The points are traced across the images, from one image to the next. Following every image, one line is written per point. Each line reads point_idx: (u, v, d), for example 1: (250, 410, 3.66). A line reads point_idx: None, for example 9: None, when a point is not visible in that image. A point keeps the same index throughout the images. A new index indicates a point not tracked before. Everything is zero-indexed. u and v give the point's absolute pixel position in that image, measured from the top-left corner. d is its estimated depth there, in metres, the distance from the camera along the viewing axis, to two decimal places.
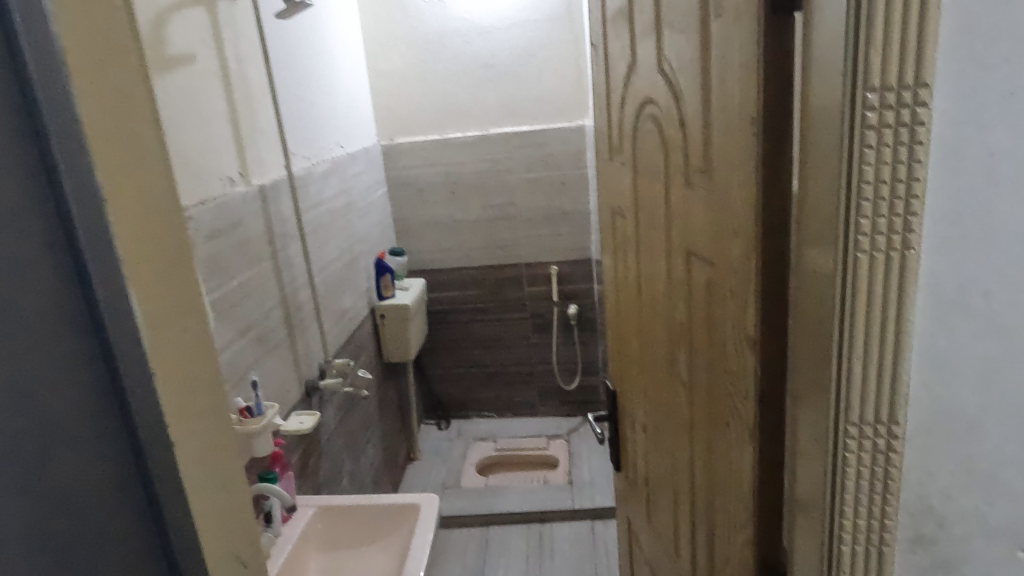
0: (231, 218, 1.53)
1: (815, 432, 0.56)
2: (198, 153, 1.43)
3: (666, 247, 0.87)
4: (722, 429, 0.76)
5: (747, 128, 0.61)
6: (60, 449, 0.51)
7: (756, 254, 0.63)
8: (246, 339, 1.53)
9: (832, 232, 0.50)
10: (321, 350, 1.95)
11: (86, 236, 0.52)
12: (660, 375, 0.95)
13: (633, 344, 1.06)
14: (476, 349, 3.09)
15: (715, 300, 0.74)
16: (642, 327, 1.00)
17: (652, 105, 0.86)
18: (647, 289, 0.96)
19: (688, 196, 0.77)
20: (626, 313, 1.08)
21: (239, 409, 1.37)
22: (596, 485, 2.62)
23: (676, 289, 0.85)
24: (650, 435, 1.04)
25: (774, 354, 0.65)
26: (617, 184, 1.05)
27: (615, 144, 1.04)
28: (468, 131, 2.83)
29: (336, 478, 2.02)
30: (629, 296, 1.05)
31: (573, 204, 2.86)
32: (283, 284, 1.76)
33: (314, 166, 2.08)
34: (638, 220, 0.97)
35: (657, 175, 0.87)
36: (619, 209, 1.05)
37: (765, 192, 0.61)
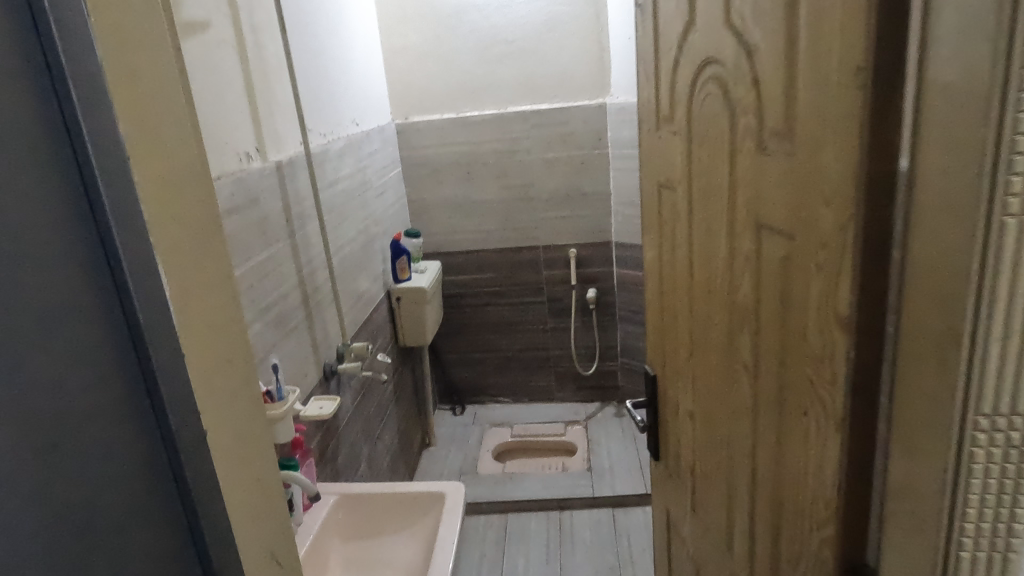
0: (248, 195, 1.47)
1: (930, 425, 0.50)
2: (214, 126, 1.37)
3: (727, 223, 0.81)
4: (798, 419, 0.70)
5: (848, 81, 0.55)
6: (91, 434, 0.46)
7: (854, 225, 0.56)
8: (264, 320, 1.47)
9: (966, 196, 0.44)
10: (338, 333, 1.89)
11: (109, 199, 0.48)
12: (714, 361, 0.89)
13: (680, 328, 1.00)
14: (491, 333, 3.04)
15: (794, 277, 0.67)
16: (694, 308, 0.94)
17: (714, 66, 0.79)
18: (701, 269, 0.90)
19: (762, 163, 0.70)
20: (672, 296, 1.02)
21: (260, 393, 1.30)
22: (616, 472, 2.57)
23: (739, 268, 0.79)
24: (699, 423, 0.98)
25: (872, 336, 0.58)
26: (664, 157, 0.98)
27: (662, 114, 0.97)
28: (485, 109, 2.75)
29: (353, 465, 1.97)
30: (677, 277, 0.99)
31: (593, 185, 2.78)
32: (300, 264, 1.70)
33: (330, 143, 2.01)
34: (692, 193, 0.90)
35: (718, 144, 0.80)
36: (666, 185, 0.99)
37: (869, 153, 0.54)
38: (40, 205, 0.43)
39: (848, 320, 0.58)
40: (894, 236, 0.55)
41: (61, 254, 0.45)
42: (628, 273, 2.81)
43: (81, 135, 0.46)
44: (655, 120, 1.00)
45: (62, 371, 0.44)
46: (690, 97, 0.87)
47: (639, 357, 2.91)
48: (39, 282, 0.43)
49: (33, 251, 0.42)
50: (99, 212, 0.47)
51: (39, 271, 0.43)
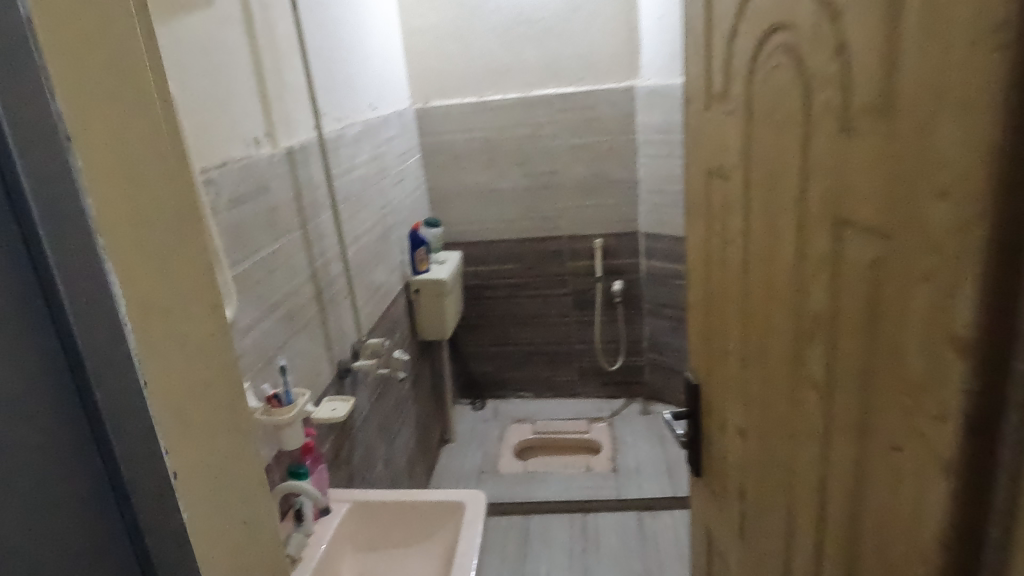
0: (257, 184, 1.38)
1: None
2: (219, 109, 1.27)
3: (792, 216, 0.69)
4: (886, 455, 0.58)
5: (982, 41, 0.43)
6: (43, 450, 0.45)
7: (983, 227, 0.44)
8: (272, 317, 1.38)
9: None
10: (354, 329, 1.80)
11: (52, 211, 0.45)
12: (771, 375, 0.78)
13: (730, 335, 0.89)
14: (513, 326, 2.94)
15: (889, 286, 0.55)
16: (750, 313, 0.82)
17: (784, 32, 0.67)
18: (756, 269, 0.79)
19: (847, 147, 0.59)
20: (721, 300, 0.91)
21: (266, 396, 1.21)
22: (643, 473, 2.46)
23: (808, 270, 0.67)
24: (751, 441, 0.87)
25: (998, 365, 0.46)
26: (715, 140, 0.86)
27: (711, 91, 0.86)
28: (508, 93, 2.62)
29: (369, 466, 1.88)
30: (727, 277, 0.88)
31: (621, 173, 2.65)
32: (312, 256, 1.60)
33: (346, 129, 1.91)
34: (751, 181, 0.78)
35: (786, 123, 0.68)
36: (716, 172, 0.87)
37: (1009, 135, 0.42)
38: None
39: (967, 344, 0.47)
40: None
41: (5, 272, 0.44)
42: (657, 265, 2.68)
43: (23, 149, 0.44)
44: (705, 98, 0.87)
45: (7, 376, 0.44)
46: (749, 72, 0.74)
47: (668, 352, 2.78)
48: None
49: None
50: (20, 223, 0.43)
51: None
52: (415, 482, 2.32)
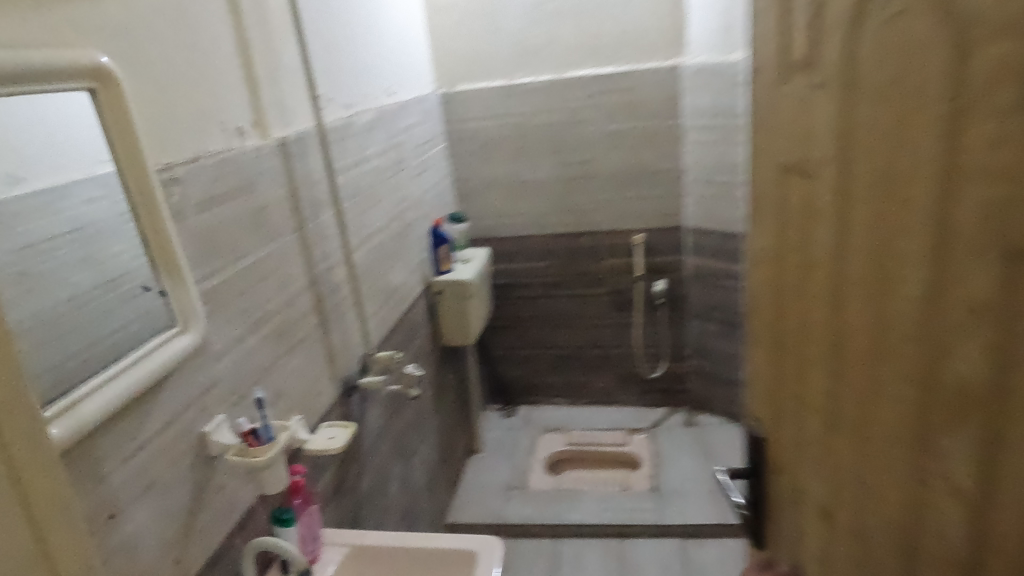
0: (241, 181, 1.19)
1: None
2: (190, 95, 1.09)
3: (915, 241, 0.55)
4: None
5: None
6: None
7: None
8: (257, 334, 1.20)
9: None
10: (361, 340, 1.62)
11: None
12: (869, 435, 0.64)
13: (790, 380, 0.73)
14: (545, 328, 2.73)
15: None
16: (847, 356, 0.64)
17: None
18: (842, 304, 0.63)
19: None
20: (773, 338, 0.73)
21: (243, 432, 1.04)
22: (687, 494, 2.24)
23: (943, 310, 0.54)
24: (847, 514, 0.69)
25: None
26: (769, 134, 0.67)
27: (790, 55, 0.63)
28: (540, 75, 2.39)
29: (381, 491, 1.71)
30: (784, 311, 0.71)
31: (664, 161, 2.40)
32: (312, 261, 1.42)
33: (355, 116, 1.72)
34: (855, 181, 0.59)
35: (910, 119, 0.53)
36: (769, 179, 0.69)
37: None
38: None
39: None
40: None
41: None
42: (704, 264, 2.43)
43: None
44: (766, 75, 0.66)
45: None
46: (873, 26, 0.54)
47: (715, 359, 2.54)
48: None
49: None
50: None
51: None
52: (436, 500, 2.15)
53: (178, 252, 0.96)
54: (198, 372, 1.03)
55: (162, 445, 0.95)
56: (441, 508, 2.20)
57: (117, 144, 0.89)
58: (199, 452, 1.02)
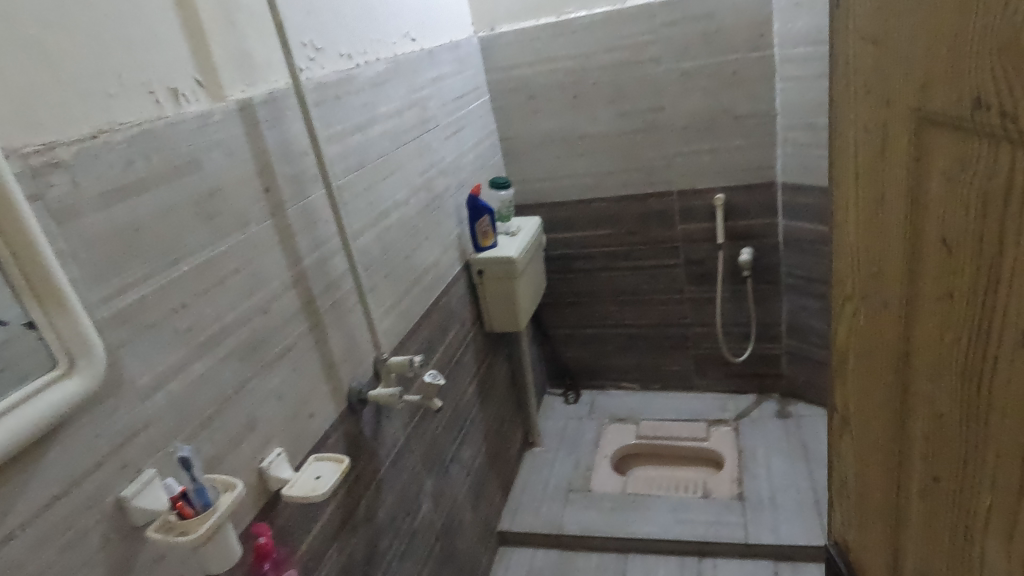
0: (175, 157, 0.91)
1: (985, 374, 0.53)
2: (88, 45, 0.81)
3: (988, 259, 0.50)
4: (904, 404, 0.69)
5: None
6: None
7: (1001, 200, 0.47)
8: (212, 354, 0.95)
9: None
10: (372, 342, 1.35)
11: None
12: (883, 403, 0.73)
13: (870, 315, 0.72)
14: (610, 305, 2.39)
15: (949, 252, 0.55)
16: (875, 253, 0.68)
17: None
18: (892, 277, 0.66)
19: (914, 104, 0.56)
20: (872, 254, 0.68)
21: (171, 497, 0.80)
22: (780, 504, 1.88)
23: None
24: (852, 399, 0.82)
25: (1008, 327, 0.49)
26: (877, 68, 0.61)
27: None
28: (594, 7, 2.00)
29: (409, 513, 1.47)
30: (874, 244, 0.68)
31: (749, 104, 1.97)
32: (297, 254, 1.15)
33: (360, 68, 1.41)
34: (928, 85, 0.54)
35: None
36: (863, 117, 0.65)
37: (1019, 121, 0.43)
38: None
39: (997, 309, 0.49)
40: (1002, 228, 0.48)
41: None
42: (801, 228, 2.00)
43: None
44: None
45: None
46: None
47: (814, 340, 2.13)
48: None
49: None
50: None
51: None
52: (484, 507, 1.90)
53: (55, 269, 0.70)
54: (112, 419, 0.78)
55: (53, 526, 0.71)
56: (492, 514, 1.95)
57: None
58: (117, 523, 0.78)
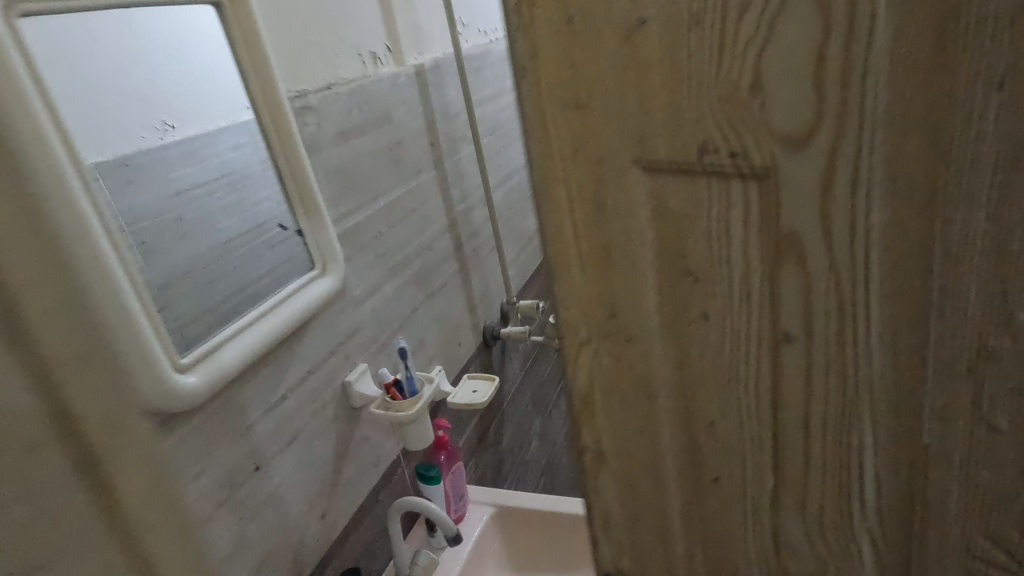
0: (376, 109, 1.09)
1: (685, 403, 0.52)
2: (324, 13, 0.98)
3: (712, 297, 0.46)
4: (689, 472, 0.56)
5: (682, 36, 0.39)
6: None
7: (676, 225, 0.45)
8: (398, 278, 1.12)
9: (746, 193, 0.42)
10: (502, 287, 1.52)
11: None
12: (636, 449, 0.58)
13: (628, 339, 0.53)
14: None
15: (721, 272, 0.45)
16: (644, 294, 0.49)
17: None
18: (638, 293, 0.50)
19: (634, 96, 0.42)
20: (649, 292, 0.49)
21: (386, 384, 0.98)
22: None
23: (794, 397, 0.46)
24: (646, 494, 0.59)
25: (718, 354, 0.48)
26: (584, 49, 0.43)
27: None
28: None
29: (524, 445, 1.63)
30: (636, 284, 0.49)
31: None
32: (451, 202, 1.32)
33: (494, 43, 1.57)
34: (668, 73, 0.41)
35: (793, 178, 0.39)
36: (595, 121, 0.45)
37: (701, 148, 0.42)
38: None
39: (678, 331, 0.49)
40: (707, 251, 0.45)
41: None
42: None
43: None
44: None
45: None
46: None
47: None
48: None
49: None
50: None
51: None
52: None
53: (315, 185, 0.88)
54: (339, 318, 0.96)
55: (305, 397, 0.89)
56: None
57: (252, 82, 0.82)
58: (342, 404, 0.96)
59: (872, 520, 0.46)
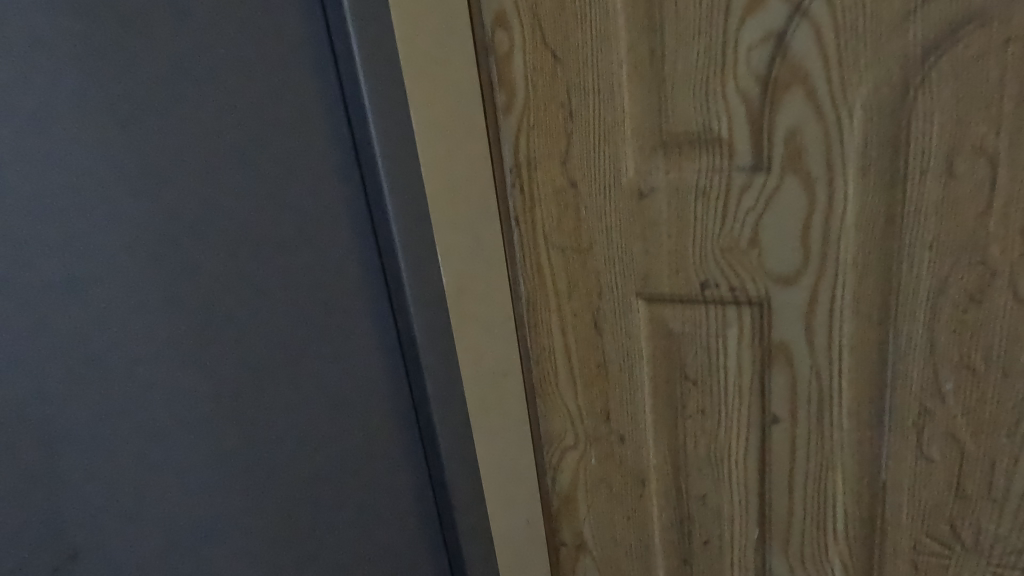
0: None
1: (667, 470, 0.66)
2: None
3: (703, 392, 0.61)
4: (677, 530, 0.68)
5: (686, 207, 0.56)
6: (50, 489, 0.35)
7: (673, 342, 0.61)
8: None
9: (749, 319, 0.57)
10: None
11: (297, 236, 0.45)
12: (630, 514, 0.69)
13: (622, 428, 0.66)
14: None
15: (717, 372, 0.60)
16: (639, 388, 0.64)
17: (735, 83, 0.51)
18: (637, 390, 0.64)
19: (636, 246, 0.59)
20: (645, 388, 0.63)
21: None
22: None
23: (774, 463, 0.60)
24: (634, 555, 0.71)
25: (714, 430, 0.62)
26: (594, 214, 0.59)
27: (673, 106, 0.54)
28: None
29: None
30: (634, 381, 0.64)
31: None
32: None
33: None
34: (672, 230, 0.57)
35: (784, 306, 0.55)
36: (609, 262, 0.60)
37: (702, 284, 0.57)
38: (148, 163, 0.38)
39: (674, 417, 0.63)
40: (705, 359, 0.60)
41: (271, 281, 0.44)
42: None
43: (200, 141, 0.40)
44: (651, 133, 0.55)
45: (263, 382, 0.44)
46: (829, 188, 0.51)
47: None
48: (156, 249, 0.38)
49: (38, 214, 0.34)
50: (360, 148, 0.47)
51: (94, 231, 0.36)
52: None
53: None
54: None
55: None
56: None
57: None
58: None
59: (843, 545, 0.60)
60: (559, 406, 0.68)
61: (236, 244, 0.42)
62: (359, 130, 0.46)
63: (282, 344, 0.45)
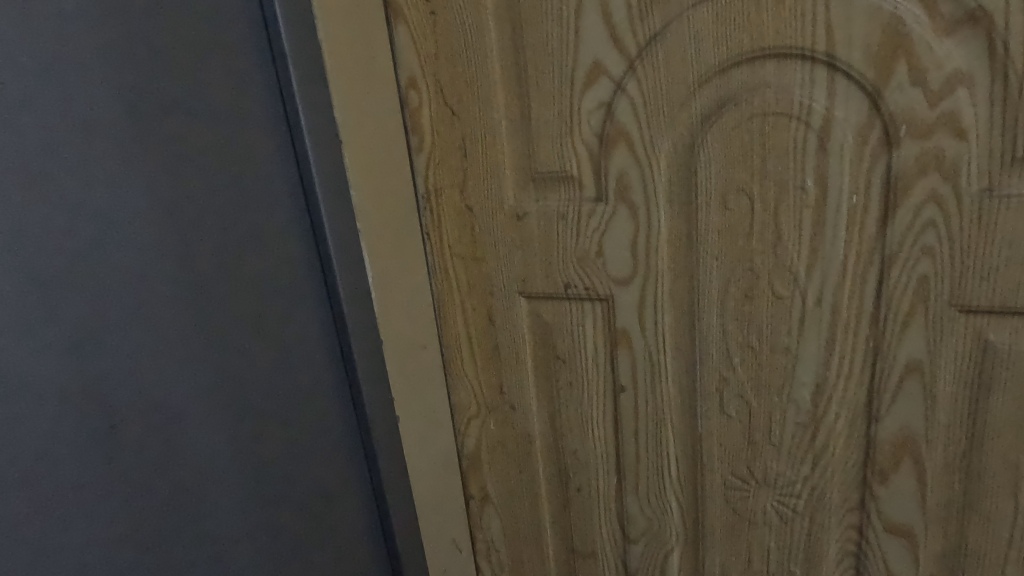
0: None
1: (548, 430, 0.84)
2: None
3: (570, 369, 0.79)
4: (557, 478, 0.86)
5: (551, 227, 0.74)
6: (79, 325, 0.48)
7: (548, 329, 0.79)
8: None
9: (601, 311, 0.75)
10: None
11: (245, 168, 0.59)
12: (522, 467, 0.87)
13: (513, 399, 0.84)
14: None
15: (579, 351, 0.78)
16: (525, 365, 0.81)
17: (580, 138, 0.70)
18: (524, 368, 0.81)
19: (518, 255, 0.77)
20: (530, 365, 0.81)
21: None
22: None
23: (624, 422, 0.79)
24: (525, 501, 0.88)
25: (581, 398, 0.80)
26: (486, 230, 0.77)
27: (540, 152, 0.72)
28: None
29: None
30: (520, 361, 0.81)
31: None
32: None
33: None
34: (544, 244, 0.75)
35: (622, 301, 0.74)
36: (499, 267, 0.78)
37: (565, 285, 0.76)
38: (85, 107, 0.48)
39: (551, 387, 0.81)
40: (570, 342, 0.78)
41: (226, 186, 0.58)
42: None
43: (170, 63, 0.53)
44: (525, 171, 0.73)
45: (220, 274, 0.58)
46: (648, 215, 0.69)
47: None
48: (101, 180, 0.49)
49: (23, 159, 0.45)
50: (303, 170, 0.63)
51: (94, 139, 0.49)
52: None
53: None
54: None
55: None
56: None
57: None
58: None
59: (676, 482, 0.79)
60: (465, 382, 0.85)
61: (168, 182, 0.53)
62: (302, 157, 0.62)
63: (236, 240, 0.59)
